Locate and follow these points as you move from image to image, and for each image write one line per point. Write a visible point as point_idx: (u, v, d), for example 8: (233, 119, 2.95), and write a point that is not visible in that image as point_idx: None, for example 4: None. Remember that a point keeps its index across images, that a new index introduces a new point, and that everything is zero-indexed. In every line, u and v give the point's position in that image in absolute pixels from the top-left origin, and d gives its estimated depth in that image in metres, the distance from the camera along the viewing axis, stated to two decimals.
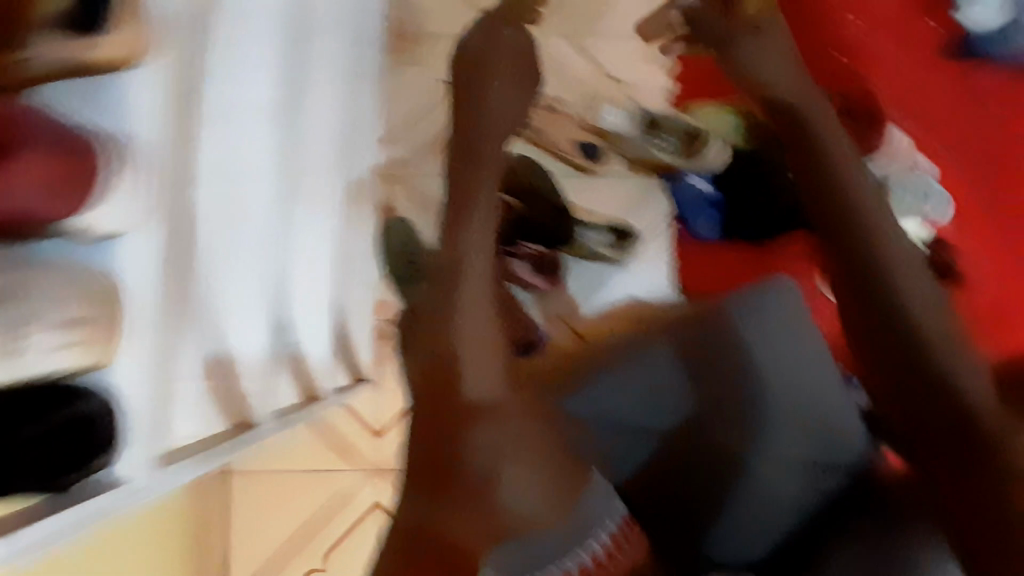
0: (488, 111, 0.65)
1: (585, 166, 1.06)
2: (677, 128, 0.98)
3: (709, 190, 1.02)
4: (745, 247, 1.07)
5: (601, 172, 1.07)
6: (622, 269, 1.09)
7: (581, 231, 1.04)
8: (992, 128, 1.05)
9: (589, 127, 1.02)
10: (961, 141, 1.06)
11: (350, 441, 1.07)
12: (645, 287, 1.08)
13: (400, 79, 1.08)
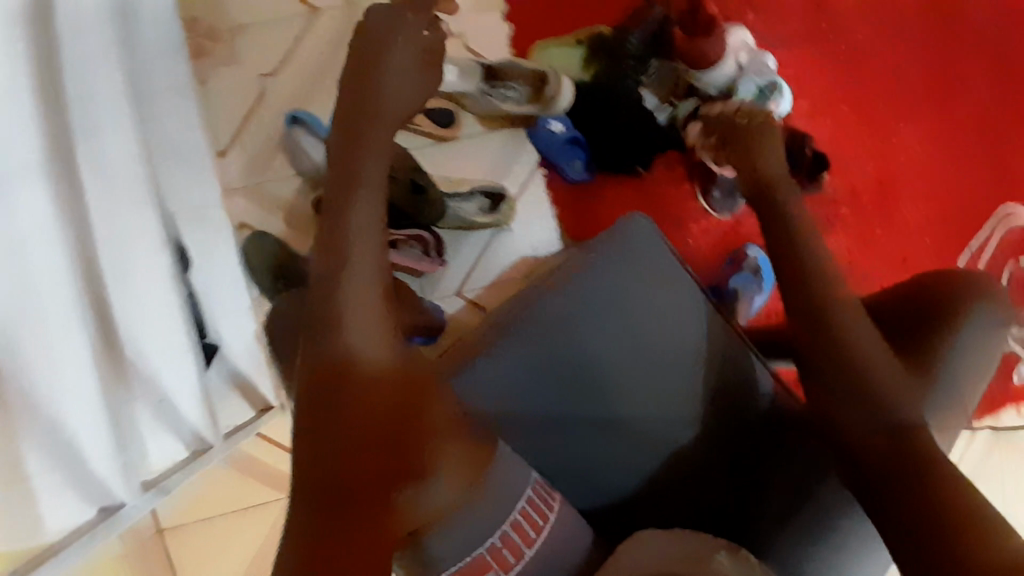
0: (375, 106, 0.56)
1: (440, 134, 1.00)
2: (519, 72, 0.95)
3: (565, 128, 0.98)
4: (623, 180, 1.01)
5: (458, 137, 1.01)
6: (506, 230, 1.02)
7: (450, 203, 0.95)
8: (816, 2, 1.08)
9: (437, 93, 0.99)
10: (793, 20, 1.08)
11: (274, 472, 1.02)
12: (534, 242, 1.01)
13: (213, 83, 0.98)
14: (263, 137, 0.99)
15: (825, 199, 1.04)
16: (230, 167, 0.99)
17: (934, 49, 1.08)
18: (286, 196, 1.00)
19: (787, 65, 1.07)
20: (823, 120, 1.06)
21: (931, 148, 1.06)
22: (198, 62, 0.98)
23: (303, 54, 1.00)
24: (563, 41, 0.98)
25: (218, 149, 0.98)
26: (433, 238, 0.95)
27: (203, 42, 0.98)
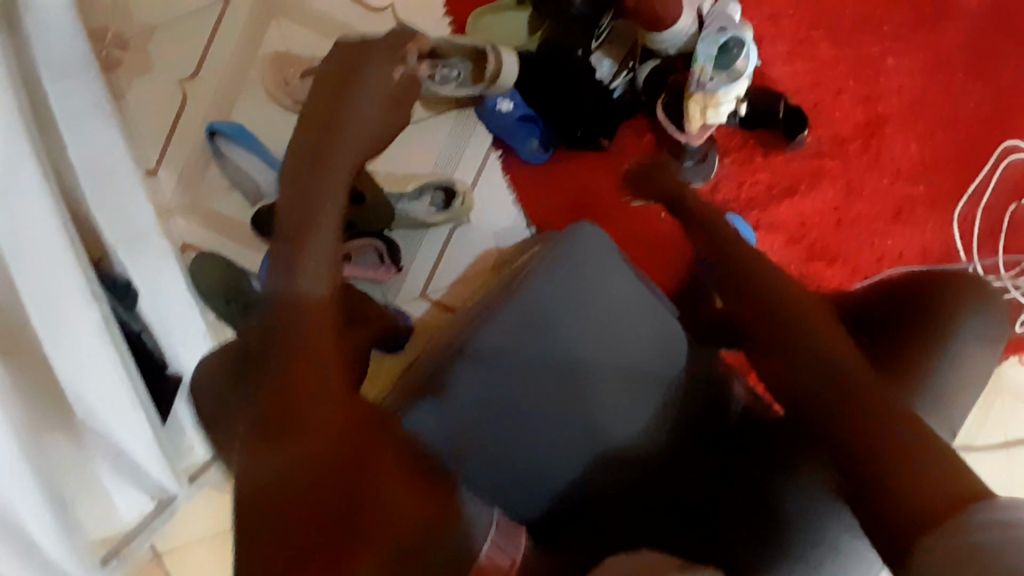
0: (339, 127, 0.56)
1: None
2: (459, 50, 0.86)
3: (515, 106, 0.89)
4: (581, 157, 0.93)
5: (402, 127, 0.93)
6: (465, 224, 0.95)
7: (399, 205, 0.89)
8: None
9: None
10: None
11: None
12: (496, 234, 0.94)
13: (131, 95, 0.91)
14: (194, 150, 0.92)
15: (808, 153, 0.96)
16: (164, 185, 0.92)
17: None
18: (228, 211, 0.94)
19: (760, 4, 0.96)
20: (803, 63, 0.96)
21: (921, 84, 0.97)
22: (112, 74, 0.90)
23: (224, 51, 0.91)
24: (500, 7, 0.89)
25: (148, 168, 0.92)
26: (387, 244, 0.88)
27: (113, 51, 0.90)
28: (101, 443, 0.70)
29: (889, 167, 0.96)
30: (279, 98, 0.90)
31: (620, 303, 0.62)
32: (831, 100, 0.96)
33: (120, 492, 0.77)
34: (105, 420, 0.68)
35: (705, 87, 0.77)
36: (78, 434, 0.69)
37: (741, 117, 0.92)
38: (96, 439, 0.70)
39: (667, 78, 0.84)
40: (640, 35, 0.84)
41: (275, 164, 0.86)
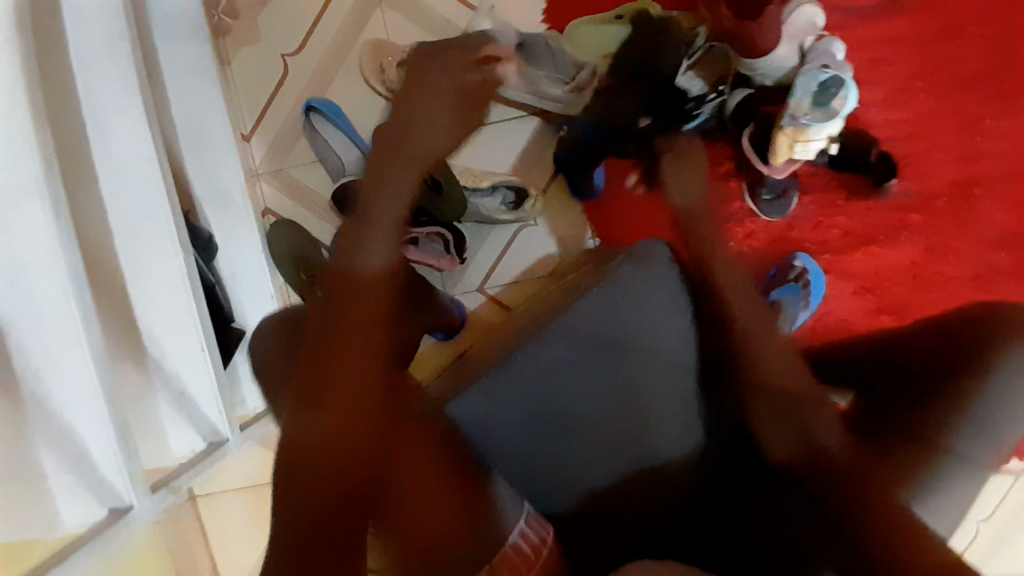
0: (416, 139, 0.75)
1: (465, 122, 0.93)
2: (563, 61, 0.89)
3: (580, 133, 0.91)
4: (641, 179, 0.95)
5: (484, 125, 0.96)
6: (532, 226, 0.96)
7: (471, 199, 0.90)
8: None
9: None
10: None
11: None
12: (560, 239, 0.96)
13: (235, 63, 0.96)
14: (287, 122, 0.97)
15: (891, 204, 0.93)
16: (255, 151, 0.98)
17: None
18: (311, 184, 0.98)
19: (864, 43, 0.94)
20: (898, 110, 0.93)
21: None
22: (219, 41, 0.95)
23: (326, 30, 0.95)
24: (602, 20, 0.87)
25: (242, 133, 0.97)
26: (454, 234, 0.91)
27: (224, 19, 0.95)
28: (164, 379, 0.74)
29: (979, 228, 0.92)
30: (371, 82, 0.94)
31: (656, 319, 0.64)
32: (925, 150, 0.93)
33: (176, 428, 0.76)
34: (175, 364, 0.74)
35: (798, 123, 0.76)
36: (146, 371, 0.73)
37: (831, 156, 0.91)
38: (162, 377, 0.74)
39: (755, 109, 0.83)
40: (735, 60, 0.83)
41: (360, 145, 0.90)
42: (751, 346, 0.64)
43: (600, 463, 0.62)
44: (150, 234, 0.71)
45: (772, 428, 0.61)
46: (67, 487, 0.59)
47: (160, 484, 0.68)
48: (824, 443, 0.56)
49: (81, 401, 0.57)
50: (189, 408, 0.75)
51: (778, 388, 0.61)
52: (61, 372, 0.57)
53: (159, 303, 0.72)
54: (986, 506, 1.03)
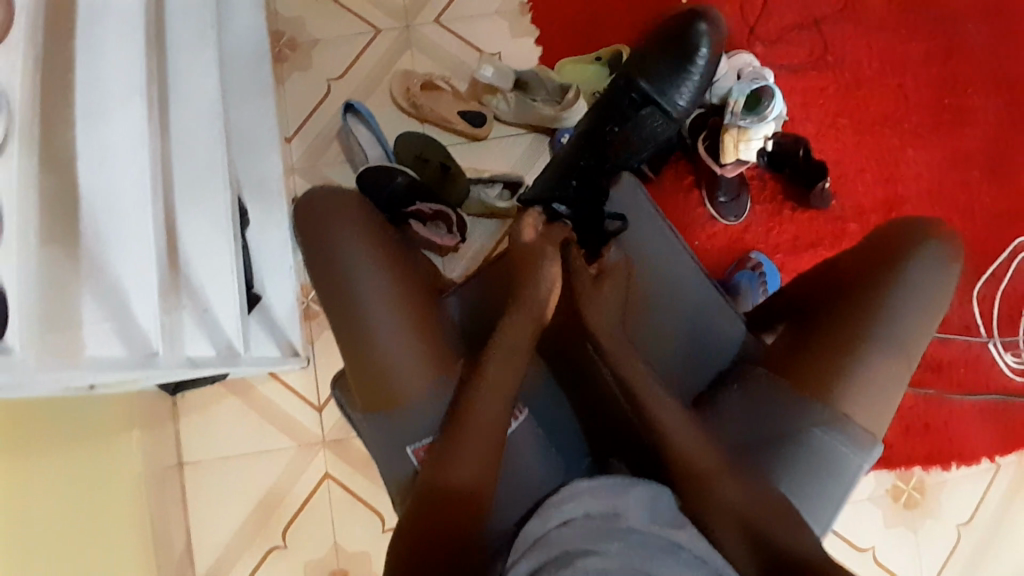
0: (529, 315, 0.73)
1: (471, 133, 1.13)
2: (550, 87, 1.09)
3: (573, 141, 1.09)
4: None
5: (487, 138, 1.15)
6: None
7: (474, 188, 1.08)
8: (824, 37, 1.17)
9: (473, 100, 1.14)
10: (802, 53, 1.17)
11: (286, 415, 1.10)
12: None
13: (288, 82, 1.18)
14: (324, 130, 1.17)
15: (833, 214, 1.11)
16: (294, 151, 1.17)
17: (937, 85, 1.17)
18: (339, 180, 1.16)
19: (796, 90, 1.16)
20: (827, 142, 1.15)
21: (939, 178, 1.15)
22: (277, 66, 1.18)
23: (363, 62, 1.19)
24: (583, 61, 1.09)
25: (285, 136, 1.17)
26: (457, 217, 1.06)
27: (284, 51, 1.18)
28: (194, 295, 0.80)
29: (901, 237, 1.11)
30: (397, 99, 1.15)
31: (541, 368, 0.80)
32: (852, 175, 1.14)
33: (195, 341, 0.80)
34: (205, 280, 0.82)
35: (739, 125, 0.95)
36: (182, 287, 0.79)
37: (768, 155, 1.07)
38: (193, 294, 0.80)
39: (707, 121, 1.03)
40: None
41: (384, 143, 1.09)
42: (651, 415, 0.69)
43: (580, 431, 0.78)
44: (202, 167, 0.85)
45: (716, 505, 0.63)
46: (98, 336, 0.64)
47: (179, 356, 0.75)
48: (749, 508, 0.63)
49: (132, 252, 0.69)
50: (209, 322, 0.81)
51: (694, 467, 0.65)
52: (125, 225, 0.69)
53: (194, 226, 0.82)
54: (963, 508, 1.13)
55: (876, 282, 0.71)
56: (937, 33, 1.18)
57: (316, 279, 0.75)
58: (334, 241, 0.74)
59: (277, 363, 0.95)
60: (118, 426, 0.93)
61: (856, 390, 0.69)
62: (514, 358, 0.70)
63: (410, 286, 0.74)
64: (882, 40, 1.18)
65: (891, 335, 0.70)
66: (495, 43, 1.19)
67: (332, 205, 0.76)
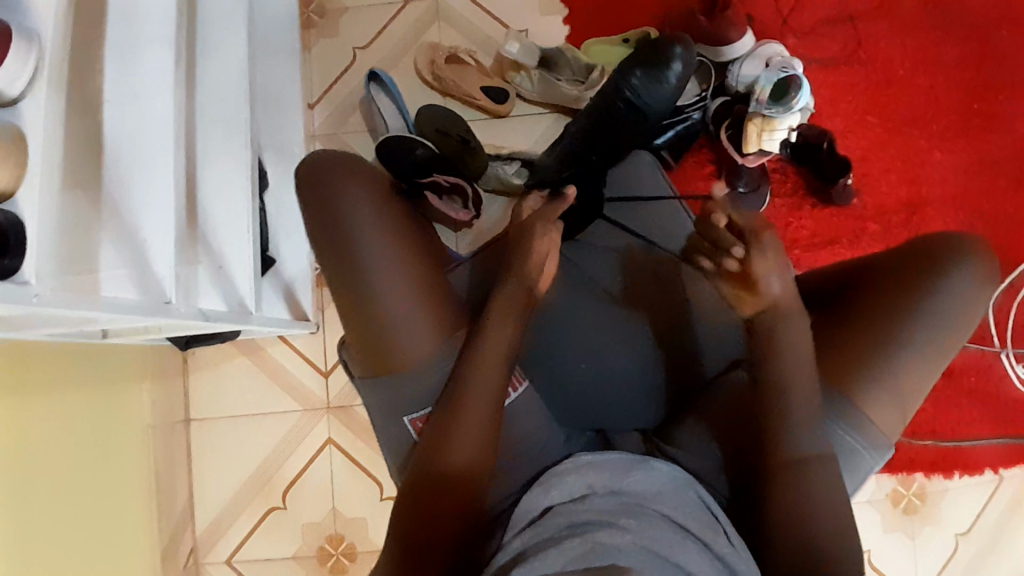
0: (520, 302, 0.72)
1: (493, 109, 1.13)
2: (576, 65, 1.08)
3: None
4: None
5: (508, 116, 1.14)
6: None
7: (492, 164, 1.08)
8: (858, 33, 1.15)
9: (496, 77, 1.14)
10: (834, 47, 1.15)
11: (292, 380, 1.11)
12: None
13: (314, 48, 1.18)
14: (347, 98, 1.17)
15: (852, 213, 1.10)
16: (316, 118, 1.17)
17: (969, 88, 1.15)
18: (358, 149, 1.16)
19: (824, 86, 1.15)
20: (850, 141, 1.14)
21: (964, 182, 1.14)
22: (305, 32, 1.18)
23: (390, 33, 1.18)
24: (612, 41, 1.08)
25: (309, 102, 1.17)
26: (474, 192, 1.06)
27: (312, 17, 1.18)
28: (210, 252, 0.81)
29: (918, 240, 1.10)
30: (422, 71, 1.15)
31: (581, 337, 0.80)
32: (873, 176, 1.13)
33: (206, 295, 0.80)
34: (221, 237, 0.83)
35: (763, 115, 0.96)
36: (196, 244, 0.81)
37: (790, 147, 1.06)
38: (208, 249, 0.81)
39: (732, 109, 1.03)
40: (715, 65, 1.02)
41: (405, 114, 1.09)
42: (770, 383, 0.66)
43: (594, 408, 0.78)
44: (225, 124, 0.85)
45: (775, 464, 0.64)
46: (115, 280, 0.65)
47: (194, 309, 0.73)
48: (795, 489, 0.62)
49: (150, 198, 0.69)
50: (224, 279, 0.82)
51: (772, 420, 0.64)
52: (145, 172, 0.69)
53: (211, 184, 0.83)
54: (965, 517, 1.13)
55: (909, 285, 0.67)
56: (974, 33, 1.15)
57: (323, 249, 0.73)
58: (344, 209, 0.72)
59: (288, 322, 0.96)
60: (130, 377, 0.94)
61: (879, 391, 0.66)
62: (497, 362, 0.66)
63: (411, 266, 0.71)
64: (918, 38, 1.15)
65: (925, 340, 0.66)
66: (523, 21, 1.18)
67: (342, 168, 0.74)
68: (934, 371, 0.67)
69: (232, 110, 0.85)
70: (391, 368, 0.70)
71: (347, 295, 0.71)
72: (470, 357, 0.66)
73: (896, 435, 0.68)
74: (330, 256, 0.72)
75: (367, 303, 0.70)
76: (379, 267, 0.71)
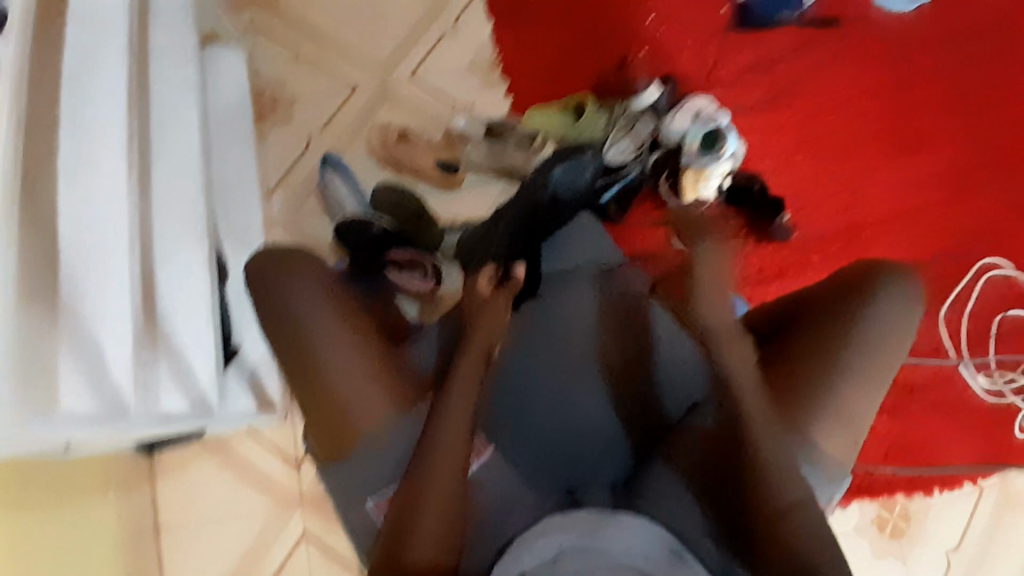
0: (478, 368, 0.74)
1: (446, 182, 1.19)
2: (519, 134, 1.14)
3: None
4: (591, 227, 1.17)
5: (461, 186, 1.19)
6: None
7: (449, 234, 1.13)
8: (777, 79, 1.25)
9: (445, 151, 1.19)
10: (758, 94, 1.24)
11: (265, 468, 1.10)
12: None
13: (269, 138, 1.23)
14: (304, 182, 1.21)
15: (796, 245, 1.17)
16: (275, 204, 1.20)
17: (887, 120, 1.24)
18: (318, 230, 1.19)
19: (754, 131, 1.23)
20: (785, 178, 1.21)
21: (895, 205, 1.21)
22: (259, 123, 1.23)
23: (342, 117, 1.24)
24: (551, 108, 1.14)
25: (267, 190, 1.21)
26: (433, 263, 1.10)
27: (266, 109, 1.24)
28: (171, 350, 0.81)
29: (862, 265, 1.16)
30: (376, 152, 1.21)
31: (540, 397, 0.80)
32: (812, 209, 1.20)
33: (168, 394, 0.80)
34: (182, 333, 0.83)
35: (697, 165, 1.05)
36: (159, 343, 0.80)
37: (728, 192, 1.12)
38: (171, 348, 0.81)
39: (669, 162, 1.09)
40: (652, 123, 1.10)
41: (361, 194, 1.14)
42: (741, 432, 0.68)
43: (561, 465, 0.75)
44: (182, 221, 0.87)
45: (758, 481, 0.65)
46: (73, 391, 0.65)
47: (151, 411, 0.74)
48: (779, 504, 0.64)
49: (104, 304, 0.70)
50: (185, 376, 0.82)
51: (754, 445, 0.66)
52: (100, 277, 0.70)
53: (171, 280, 0.84)
54: (951, 532, 1.14)
55: (842, 312, 0.72)
56: (883, 71, 1.25)
57: (279, 344, 0.77)
58: (297, 303, 0.77)
59: (248, 408, 0.97)
60: (95, 486, 0.92)
61: (827, 416, 0.68)
62: (457, 435, 0.67)
63: (365, 351, 0.74)
64: (833, 80, 1.25)
65: (864, 364, 0.70)
66: (468, 95, 1.25)
67: (291, 266, 0.79)
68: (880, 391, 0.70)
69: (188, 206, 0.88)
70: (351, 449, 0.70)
71: (301, 380, 0.74)
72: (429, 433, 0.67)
73: (853, 460, 0.69)
74: (283, 344, 0.76)
75: (325, 390, 0.72)
76: (332, 349, 0.74)
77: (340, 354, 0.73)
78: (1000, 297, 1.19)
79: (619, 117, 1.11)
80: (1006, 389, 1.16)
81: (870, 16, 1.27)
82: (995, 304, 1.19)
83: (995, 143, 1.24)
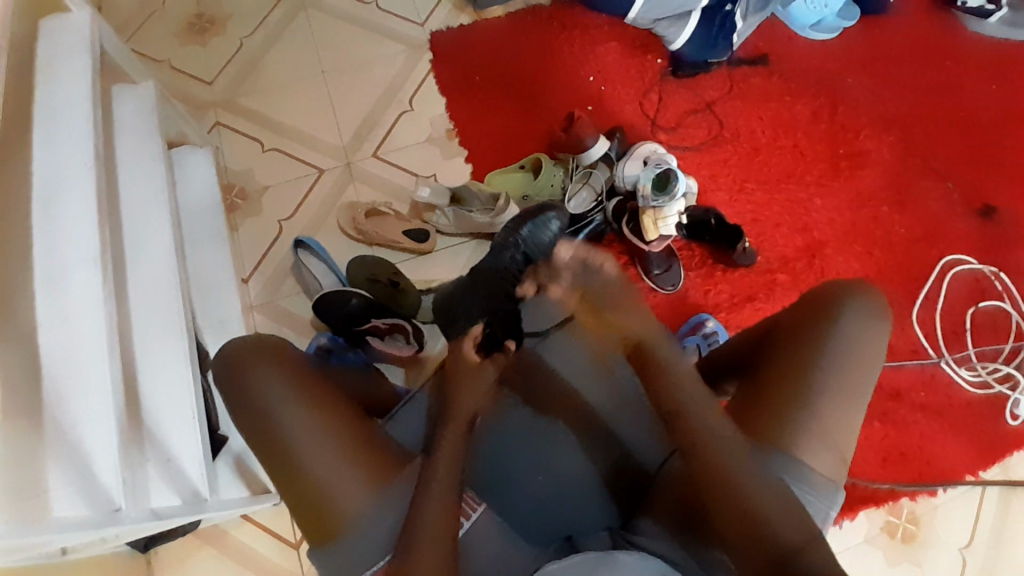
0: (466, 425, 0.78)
1: (417, 249, 1.21)
2: (482, 196, 1.18)
3: None
4: None
5: (432, 251, 1.23)
6: None
7: (424, 298, 1.16)
8: (718, 116, 1.32)
9: (412, 220, 1.23)
10: (702, 132, 1.32)
11: (262, 557, 1.07)
12: None
13: (241, 228, 1.26)
14: (278, 266, 1.24)
15: (761, 268, 1.21)
16: (251, 290, 1.23)
17: (829, 140, 1.32)
18: (297, 310, 1.22)
19: (703, 166, 1.29)
20: (741, 206, 1.27)
21: (850, 219, 1.27)
22: (230, 216, 1.26)
23: (310, 200, 1.28)
24: (510, 170, 1.20)
25: (242, 277, 1.23)
26: (414, 327, 1.12)
27: (235, 201, 1.28)
28: (156, 448, 0.80)
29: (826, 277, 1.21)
30: (345, 228, 1.23)
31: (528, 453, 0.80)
32: (771, 231, 1.25)
33: (158, 491, 0.79)
34: (166, 430, 0.82)
35: (652, 206, 1.10)
36: (142, 444, 0.80)
37: (685, 228, 1.19)
38: (155, 448, 0.81)
39: (626, 206, 1.16)
40: (603, 175, 1.19)
41: (336, 270, 1.16)
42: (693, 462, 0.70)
43: (559, 518, 0.76)
44: (159, 318, 0.88)
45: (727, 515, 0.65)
46: (63, 499, 0.64)
47: (144, 512, 0.72)
48: (789, 538, 0.61)
49: (86, 403, 0.68)
50: (175, 473, 0.80)
51: (728, 478, 0.66)
52: (86, 369, 0.69)
53: (151, 377, 0.84)
54: (962, 530, 1.13)
55: (807, 333, 0.73)
56: (816, 96, 1.34)
57: (248, 432, 0.74)
58: (263, 390, 0.74)
59: (242, 498, 0.95)
60: None
61: (808, 436, 0.69)
62: (443, 514, 0.67)
63: (339, 434, 0.73)
64: (770, 110, 1.33)
65: (836, 382, 0.71)
66: (430, 164, 1.30)
67: (256, 353, 0.77)
68: (857, 406, 0.71)
69: (165, 303, 0.90)
70: (339, 523, 0.69)
71: (277, 460, 0.72)
72: (414, 512, 0.66)
73: (840, 478, 0.70)
74: (253, 426, 0.74)
75: (298, 480, 0.71)
76: (303, 427, 0.72)
77: (313, 430, 0.72)
78: (965, 292, 1.23)
79: (573, 171, 1.19)
80: (991, 379, 1.18)
81: (796, 48, 1.36)
82: (963, 299, 1.23)
83: (933, 149, 1.31)
